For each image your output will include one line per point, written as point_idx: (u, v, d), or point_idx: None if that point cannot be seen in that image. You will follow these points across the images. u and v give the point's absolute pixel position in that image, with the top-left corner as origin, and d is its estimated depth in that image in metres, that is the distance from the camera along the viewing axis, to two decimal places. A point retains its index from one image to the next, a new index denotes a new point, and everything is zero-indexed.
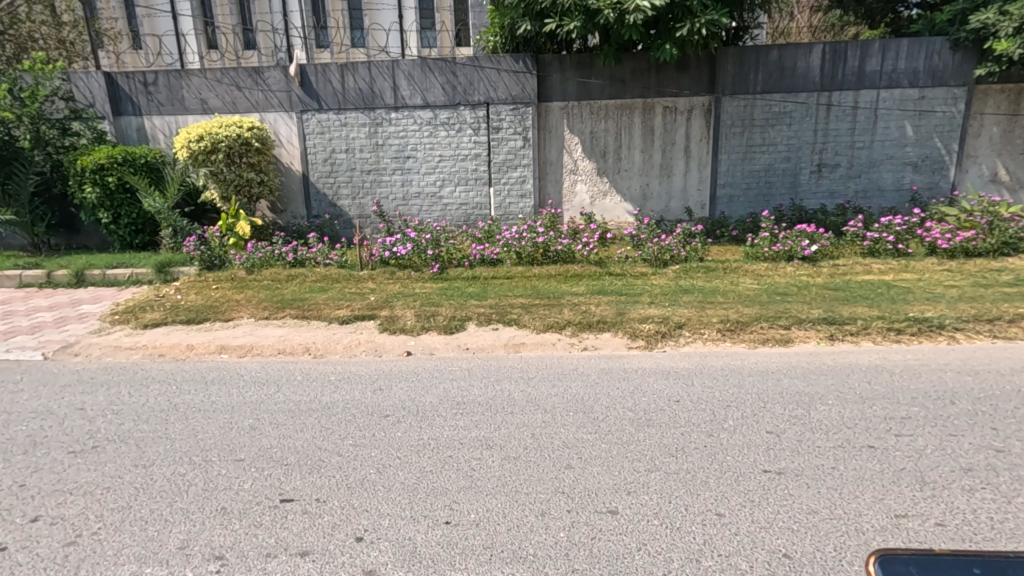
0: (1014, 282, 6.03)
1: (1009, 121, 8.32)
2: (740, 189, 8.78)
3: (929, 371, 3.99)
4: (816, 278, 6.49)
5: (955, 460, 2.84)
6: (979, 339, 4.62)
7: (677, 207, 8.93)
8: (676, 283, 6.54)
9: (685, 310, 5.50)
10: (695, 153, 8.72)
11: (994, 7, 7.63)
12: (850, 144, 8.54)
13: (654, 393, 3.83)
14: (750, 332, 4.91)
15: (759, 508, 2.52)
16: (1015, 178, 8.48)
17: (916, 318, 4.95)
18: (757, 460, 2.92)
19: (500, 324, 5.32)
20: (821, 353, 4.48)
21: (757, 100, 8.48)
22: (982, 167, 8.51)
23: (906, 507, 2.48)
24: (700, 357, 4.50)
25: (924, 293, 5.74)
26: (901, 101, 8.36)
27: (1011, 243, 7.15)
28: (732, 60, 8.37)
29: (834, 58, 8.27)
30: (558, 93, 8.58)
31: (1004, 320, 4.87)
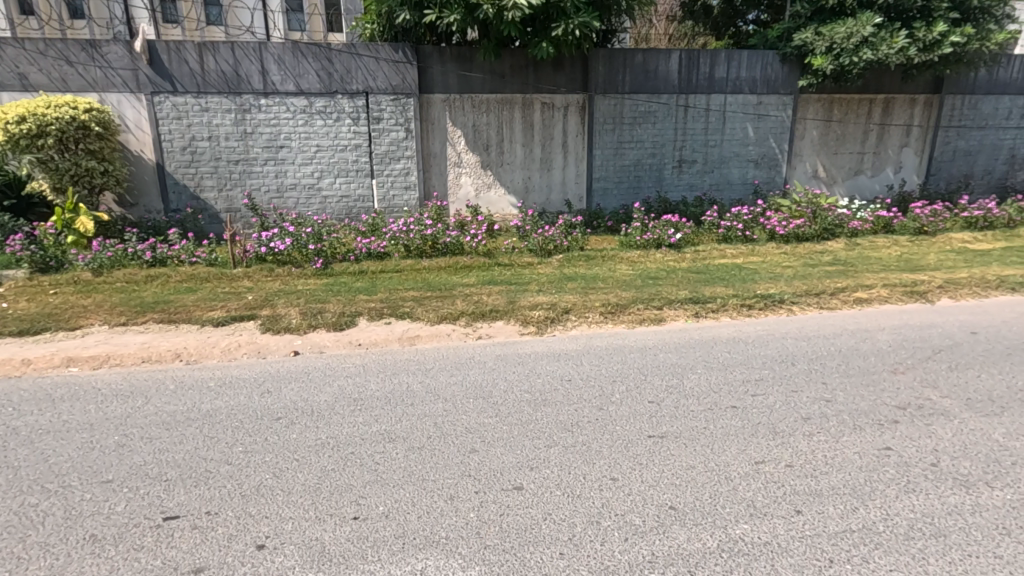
0: (833, 261, 7.17)
1: (824, 126, 9.81)
2: (613, 183, 9.42)
3: (775, 339, 4.64)
4: (681, 263, 7.20)
5: (797, 411, 3.36)
6: (810, 310, 5.46)
7: (558, 200, 9.36)
8: (561, 271, 6.88)
9: (571, 296, 5.82)
10: (572, 148, 9.18)
11: (811, 28, 8.94)
12: (704, 142, 9.53)
13: (547, 374, 4.04)
14: (629, 314, 5.35)
15: (647, 469, 2.80)
16: (830, 174, 10.04)
17: (763, 295, 5.70)
18: (642, 427, 3.22)
19: (393, 318, 5.25)
20: (689, 329, 5.00)
21: (625, 100, 9.13)
22: (806, 165, 9.95)
23: (763, 454, 2.91)
24: (586, 339, 4.82)
25: (767, 273, 6.63)
26: (744, 106, 9.49)
27: (830, 228, 8.46)
28: (602, 61, 8.92)
29: (688, 64, 9.16)
30: (440, 85, 8.56)
31: (828, 293, 5.79)
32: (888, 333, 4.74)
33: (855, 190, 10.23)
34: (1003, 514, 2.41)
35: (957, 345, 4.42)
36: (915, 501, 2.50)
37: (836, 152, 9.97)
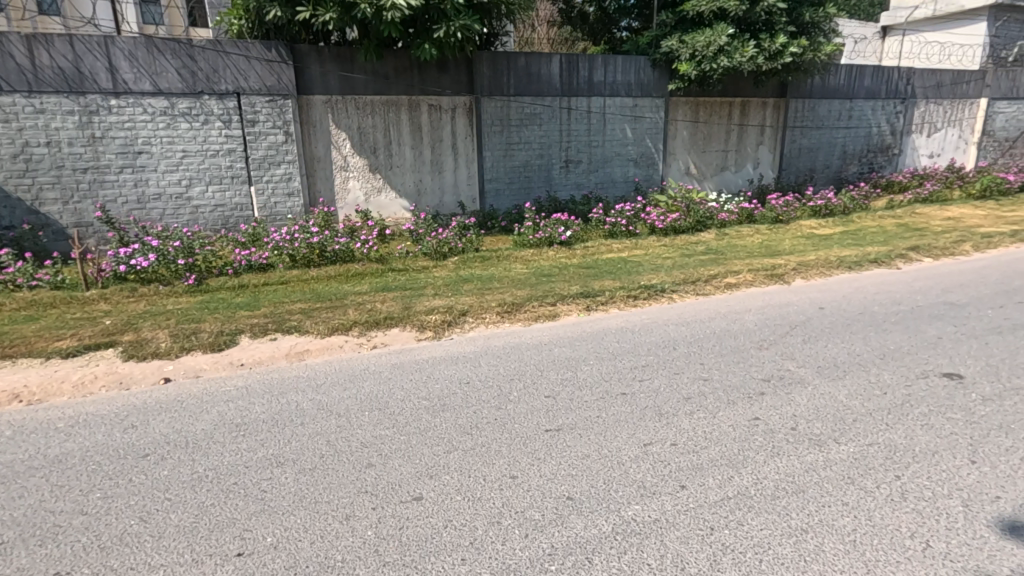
0: (707, 251, 7.82)
1: (693, 126, 10.65)
2: (505, 183, 9.56)
3: (659, 326, 4.96)
4: (573, 259, 7.48)
5: (679, 392, 3.62)
6: (688, 297, 5.90)
7: (451, 202, 9.32)
8: (457, 274, 6.86)
9: (467, 298, 5.83)
10: (462, 150, 9.19)
11: (676, 36, 9.67)
12: (588, 143, 9.96)
13: (446, 378, 4.01)
14: (524, 312, 5.45)
15: (545, 463, 2.86)
16: (700, 171, 10.93)
17: (647, 286, 6.07)
18: (540, 422, 3.29)
19: (279, 333, 4.93)
20: (581, 322, 5.20)
21: (511, 102, 9.30)
22: (679, 163, 10.75)
23: (651, 436, 3.09)
24: (484, 339, 4.84)
25: (650, 264, 7.09)
26: (622, 108, 10.05)
27: (702, 221, 9.21)
28: (487, 64, 9.01)
29: (569, 68, 9.52)
30: (320, 86, 8.18)
31: (703, 281, 6.29)
32: (754, 313, 5.24)
33: (722, 184, 11.22)
34: (849, 465, 2.75)
35: (809, 319, 5.00)
36: (780, 463, 2.79)
37: (704, 151, 10.88)
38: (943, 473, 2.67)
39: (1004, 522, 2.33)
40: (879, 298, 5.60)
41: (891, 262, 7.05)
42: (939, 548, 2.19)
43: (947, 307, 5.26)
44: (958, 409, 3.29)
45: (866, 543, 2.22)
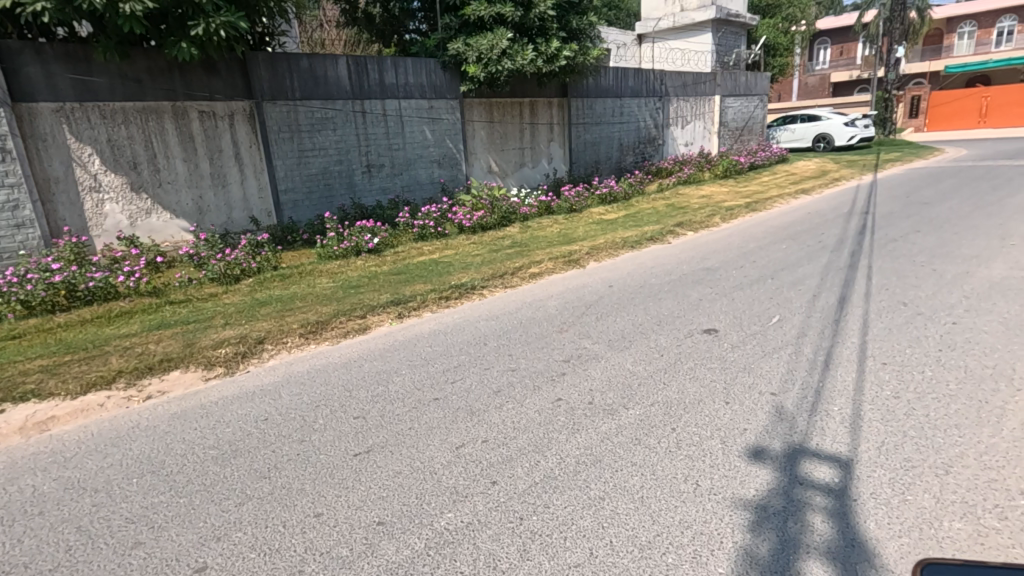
0: (512, 244, 8.20)
1: (489, 126, 11.05)
2: (302, 194, 8.87)
3: (469, 324, 5.03)
4: (382, 266, 7.25)
5: (490, 387, 3.68)
6: (497, 291, 6.08)
7: (242, 218, 8.37)
8: (253, 297, 6.17)
9: (265, 323, 5.26)
10: (247, 160, 8.30)
11: (461, 39, 9.86)
12: (388, 146, 9.72)
13: (238, 419, 3.54)
14: (331, 329, 5.10)
15: (353, 491, 2.67)
16: (501, 168, 11.42)
17: (456, 285, 6.12)
18: (348, 447, 3.07)
19: (8, 403, 3.89)
20: (392, 331, 5.03)
21: (298, 107, 8.65)
22: (481, 161, 11.09)
23: (462, 437, 3.08)
24: (286, 366, 4.41)
25: (460, 263, 7.19)
26: (418, 110, 9.99)
27: (506, 216, 9.65)
28: (264, 65, 8.25)
29: (357, 70, 9.18)
30: (45, 91, 6.69)
31: (509, 274, 6.54)
32: (555, 299, 5.60)
33: (522, 180, 11.85)
34: (636, 427, 3.04)
35: (601, 298, 5.49)
36: (580, 438, 2.98)
37: (502, 149, 11.39)
38: (706, 417, 3.11)
39: (749, 449, 2.78)
40: (655, 271, 6.40)
41: (663, 238, 8.13)
42: (706, 484, 2.53)
43: (704, 272, 6.22)
44: (716, 359, 3.87)
45: (651, 496, 2.47)
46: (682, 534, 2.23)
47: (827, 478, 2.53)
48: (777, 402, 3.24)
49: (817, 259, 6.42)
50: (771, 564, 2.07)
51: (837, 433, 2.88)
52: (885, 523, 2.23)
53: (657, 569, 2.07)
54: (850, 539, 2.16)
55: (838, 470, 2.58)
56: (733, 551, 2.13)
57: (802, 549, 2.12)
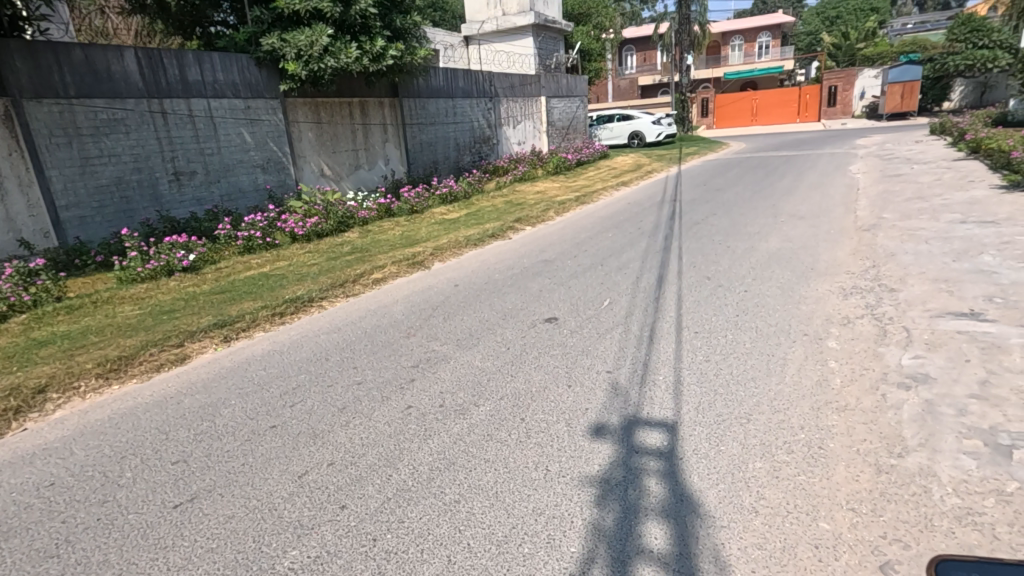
0: (352, 250, 7.81)
1: (317, 127, 10.17)
2: (91, 209, 7.40)
3: (308, 339, 4.66)
4: (202, 286, 6.42)
5: (334, 404, 3.45)
6: (338, 301, 5.72)
7: (8, 242, 6.69)
8: (27, 338, 5.04)
9: (47, 367, 4.33)
10: (6, 171, 6.64)
11: (275, 34, 8.94)
12: (199, 151, 8.49)
13: (11, 491, 2.85)
14: (139, 364, 4.36)
15: (175, 549, 2.31)
16: (335, 172, 10.62)
17: (291, 299, 5.63)
18: (165, 500, 2.65)
19: None
20: (217, 358, 4.45)
21: (74, 106, 7.17)
22: (312, 165, 10.18)
23: (305, 464, 2.83)
24: (80, 416, 3.66)
25: (295, 275, 6.65)
26: (232, 110, 8.86)
27: (343, 221, 9.18)
28: (20, 55, 6.72)
29: (151, 64, 7.93)
30: None
31: (350, 282, 6.20)
32: (400, 304, 5.44)
33: (360, 183, 11.18)
34: (487, 424, 3.06)
35: (447, 298, 5.46)
36: (433, 444, 2.92)
37: (334, 151, 10.57)
38: (552, 402, 3.25)
39: (591, 427, 2.96)
40: (498, 267, 6.55)
41: (504, 234, 8.37)
42: (555, 469, 2.63)
43: (543, 264, 6.51)
44: (557, 346, 4.07)
45: (504, 489, 2.51)
46: (535, 522, 2.29)
47: (657, 443, 2.78)
48: (612, 379, 3.50)
49: (638, 244, 7.08)
50: (615, 533, 2.21)
51: (663, 400, 3.19)
52: (705, 475, 2.51)
53: (515, 562, 2.10)
54: (679, 495, 2.40)
55: (666, 434, 2.85)
56: (582, 529, 2.24)
57: (641, 513, 2.30)
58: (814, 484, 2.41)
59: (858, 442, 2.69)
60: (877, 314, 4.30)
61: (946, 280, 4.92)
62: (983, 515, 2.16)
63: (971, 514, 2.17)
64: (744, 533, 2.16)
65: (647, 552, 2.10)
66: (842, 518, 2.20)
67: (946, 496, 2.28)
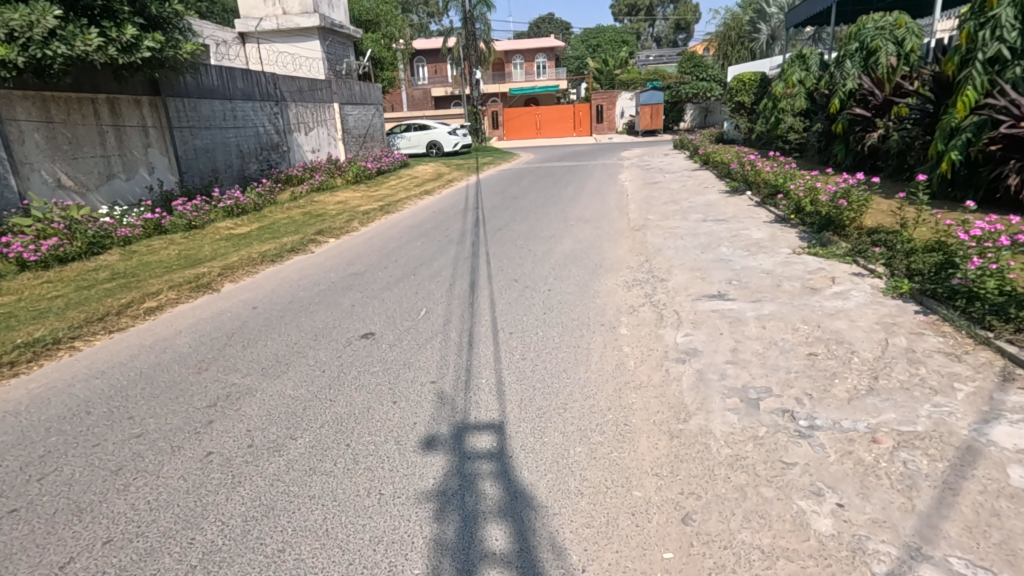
0: (111, 276, 6.47)
1: (47, 128, 8.11)
2: None
3: (57, 393, 3.71)
4: None
5: (104, 468, 2.81)
6: (98, 340, 4.68)
7: None
8: None
9: None
10: None
11: None
12: None
13: None
14: None
15: None
16: (78, 182, 8.60)
17: (26, 344, 4.43)
18: None
19: None
20: None
21: None
22: (43, 174, 8.06)
23: (69, 551, 2.24)
24: None
25: (29, 313, 5.25)
26: None
27: (96, 241, 7.59)
28: None
29: None
30: None
31: (113, 314, 5.13)
32: (185, 335, 4.68)
33: (114, 195, 9.26)
34: (307, 456, 2.80)
35: (243, 324, 4.86)
36: (244, 491, 2.57)
37: (76, 157, 8.58)
38: (377, 422, 3.11)
39: (422, 441, 2.90)
40: (301, 284, 6.04)
41: (305, 248, 7.78)
42: (388, 492, 2.51)
43: (352, 277, 6.22)
44: (377, 362, 3.92)
45: (335, 525, 2.32)
46: (374, 551, 2.17)
47: (487, 445, 2.85)
48: (437, 389, 3.48)
49: (448, 252, 7.18)
50: (457, 544, 2.20)
51: (488, 402, 3.28)
52: (533, 467, 2.66)
53: None
54: (512, 493, 2.49)
55: (494, 436, 2.94)
56: (423, 547, 2.18)
57: (480, 518, 2.33)
58: (624, 458, 2.71)
59: (653, 415, 3.09)
60: (654, 301, 5.03)
61: (700, 269, 5.99)
62: (747, 458, 2.67)
63: (739, 459, 2.66)
64: (574, 516, 2.33)
65: (490, 556, 2.13)
66: (650, 484, 2.52)
67: (721, 447, 2.76)
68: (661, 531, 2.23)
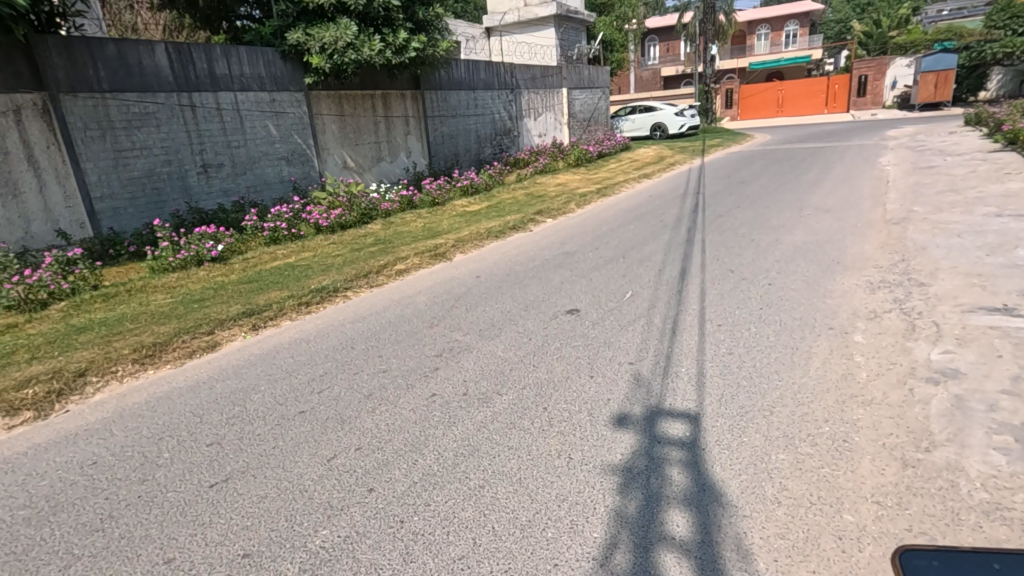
0: (375, 242, 7.89)
1: (340, 120, 10.13)
2: (125, 200, 7.34)
3: (334, 329, 4.74)
4: (230, 276, 6.47)
5: (360, 392, 3.53)
6: (362, 292, 5.79)
7: (44, 232, 6.68)
8: (66, 323, 5.06)
9: (87, 351, 4.34)
10: (44, 163, 6.64)
11: (300, 28, 8.79)
12: (226, 143, 8.40)
13: (56, 469, 2.93)
14: (173, 351, 4.37)
15: (211, 526, 2.40)
16: (358, 163, 10.58)
17: (318, 289, 5.72)
18: (201, 479, 2.74)
19: None
20: (248, 345, 4.50)
21: (108, 100, 7.10)
22: (335, 157, 10.13)
23: (334, 449, 2.90)
24: (119, 399, 3.71)
25: (320, 266, 6.73)
26: (258, 104, 8.73)
27: (366, 213, 9.28)
28: (57, 51, 6.67)
29: (180, 58, 7.79)
30: None
31: (374, 273, 6.29)
32: (423, 295, 5.50)
33: (381, 174, 11.16)
34: (510, 411, 3.12)
35: (469, 289, 5.51)
36: (457, 430, 2.98)
37: (358, 143, 10.55)
38: (574, 392, 3.28)
39: (614, 417, 2.98)
40: (519, 259, 6.57)
41: (525, 226, 8.39)
42: (577, 457, 2.67)
43: (564, 256, 6.52)
44: (579, 337, 4.10)
45: (528, 476, 2.55)
46: (559, 507, 2.34)
47: (680, 433, 2.80)
48: (634, 370, 3.51)
49: (660, 237, 7.03)
50: (638, 520, 2.24)
51: (685, 391, 3.20)
52: (727, 465, 2.53)
53: (538, 545, 2.15)
54: (701, 485, 2.42)
55: (689, 425, 2.87)
56: (604, 515, 2.28)
57: (663, 501, 2.33)
58: (838, 477, 2.40)
59: (883, 436, 2.66)
60: (906, 308, 4.23)
61: (979, 274, 4.82)
62: (1012, 511, 2.15)
63: (999, 509, 2.16)
64: (767, 523, 2.17)
65: (669, 540, 2.13)
66: (867, 511, 2.20)
67: (973, 490, 2.27)
68: (874, 566, 1.96)
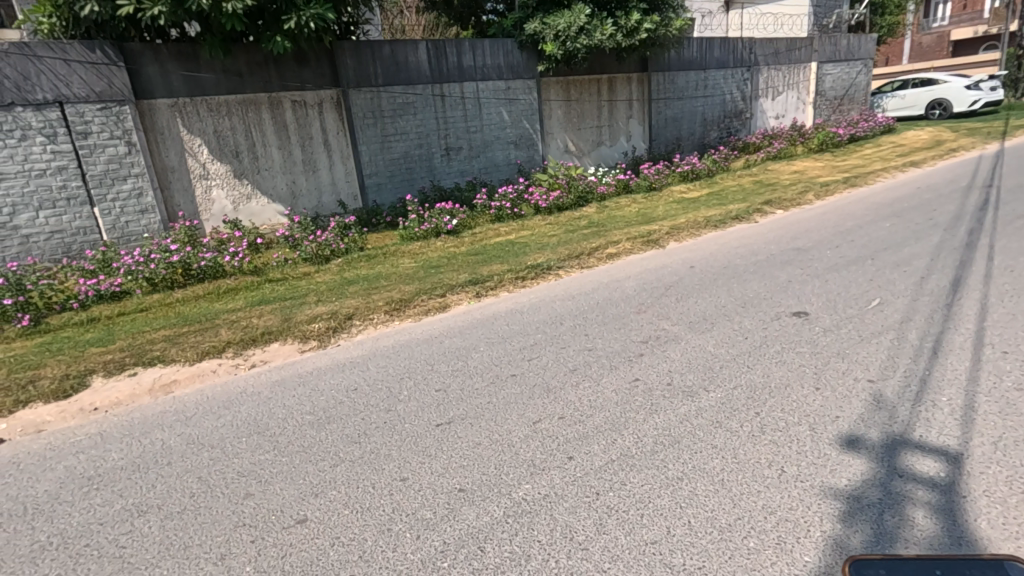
0: (589, 224, 8.07)
1: (566, 105, 10.50)
2: (386, 177, 8.75)
3: (546, 304, 5.03)
4: (460, 247, 7.29)
5: (566, 365, 3.71)
6: (573, 272, 6.00)
7: (330, 201, 8.37)
8: (341, 276, 6.29)
9: (353, 300, 5.33)
10: (335, 146, 8.26)
11: (538, 18, 9.29)
12: (466, 128, 9.37)
13: (330, 389, 3.72)
14: (413, 307, 5.13)
15: (436, 459, 2.80)
16: (578, 147, 10.87)
17: (534, 266, 6.10)
18: (430, 418, 3.21)
19: (139, 367, 4.20)
20: (471, 310, 5.05)
21: (381, 93, 8.48)
22: (558, 140, 10.57)
23: (540, 414, 3.13)
24: (373, 342, 4.50)
25: (536, 244, 7.17)
26: (495, 92, 9.54)
27: (582, 195, 9.53)
28: (350, 54, 8.16)
29: (437, 53, 8.88)
30: (163, 88, 6.95)
31: (585, 254, 6.46)
32: (632, 281, 5.48)
33: (600, 158, 11.30)
34: (717, 409, 2.97)
35: (681, 279, 5.32)
36: (658, 419, 2.95)
37: (580, 127, 10.83)
38: (794, 402, 2.97)
39: (843, 438, 2.63)
40: (739, 252, 6.09)
41: (749, 217, 7.70)
42: (791, 471, 2.43)
43: (795, 253, 5.84)
44: (805, 343, 3.67)
45: (732, 479, 2.42)
46: (765, 519, 2.17)
47: (932, 472, 2.35)
48: (875, 389, 3.03)
49: (926, 239, 5.82)
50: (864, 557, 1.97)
51: (944, 425, 2.65)
52: (997, 523, 2.05)
53: (737, 552, 2.04)
54: (956, 537, 2.01)
55: (945, 465, 2.38)
56: (820, 541, 2.05)
57: (899, 544, 2.00)
58: None
59: None
60: None
61: None
62: None
63: None
64: None
65: None
66: None
67: None
68: None
